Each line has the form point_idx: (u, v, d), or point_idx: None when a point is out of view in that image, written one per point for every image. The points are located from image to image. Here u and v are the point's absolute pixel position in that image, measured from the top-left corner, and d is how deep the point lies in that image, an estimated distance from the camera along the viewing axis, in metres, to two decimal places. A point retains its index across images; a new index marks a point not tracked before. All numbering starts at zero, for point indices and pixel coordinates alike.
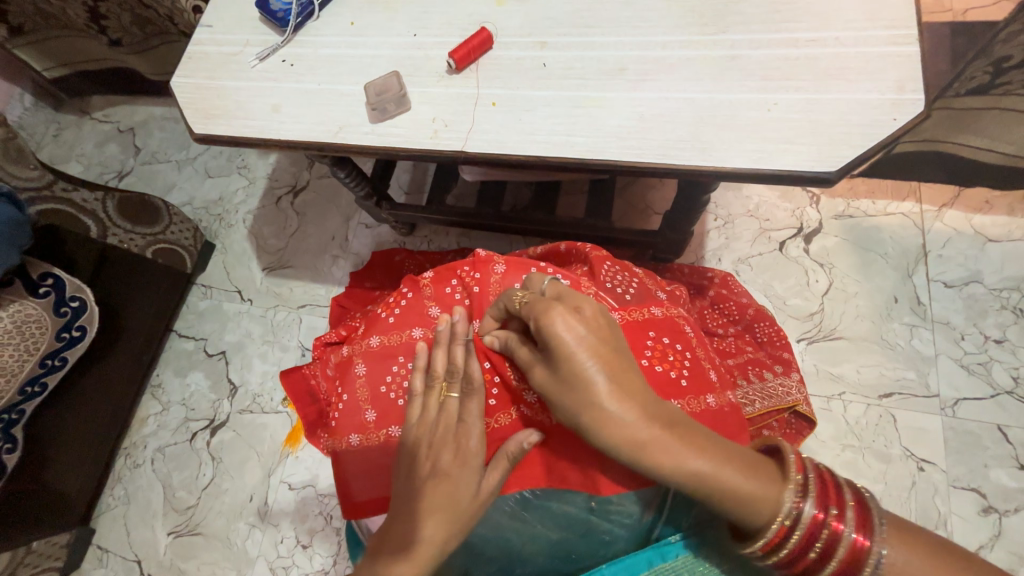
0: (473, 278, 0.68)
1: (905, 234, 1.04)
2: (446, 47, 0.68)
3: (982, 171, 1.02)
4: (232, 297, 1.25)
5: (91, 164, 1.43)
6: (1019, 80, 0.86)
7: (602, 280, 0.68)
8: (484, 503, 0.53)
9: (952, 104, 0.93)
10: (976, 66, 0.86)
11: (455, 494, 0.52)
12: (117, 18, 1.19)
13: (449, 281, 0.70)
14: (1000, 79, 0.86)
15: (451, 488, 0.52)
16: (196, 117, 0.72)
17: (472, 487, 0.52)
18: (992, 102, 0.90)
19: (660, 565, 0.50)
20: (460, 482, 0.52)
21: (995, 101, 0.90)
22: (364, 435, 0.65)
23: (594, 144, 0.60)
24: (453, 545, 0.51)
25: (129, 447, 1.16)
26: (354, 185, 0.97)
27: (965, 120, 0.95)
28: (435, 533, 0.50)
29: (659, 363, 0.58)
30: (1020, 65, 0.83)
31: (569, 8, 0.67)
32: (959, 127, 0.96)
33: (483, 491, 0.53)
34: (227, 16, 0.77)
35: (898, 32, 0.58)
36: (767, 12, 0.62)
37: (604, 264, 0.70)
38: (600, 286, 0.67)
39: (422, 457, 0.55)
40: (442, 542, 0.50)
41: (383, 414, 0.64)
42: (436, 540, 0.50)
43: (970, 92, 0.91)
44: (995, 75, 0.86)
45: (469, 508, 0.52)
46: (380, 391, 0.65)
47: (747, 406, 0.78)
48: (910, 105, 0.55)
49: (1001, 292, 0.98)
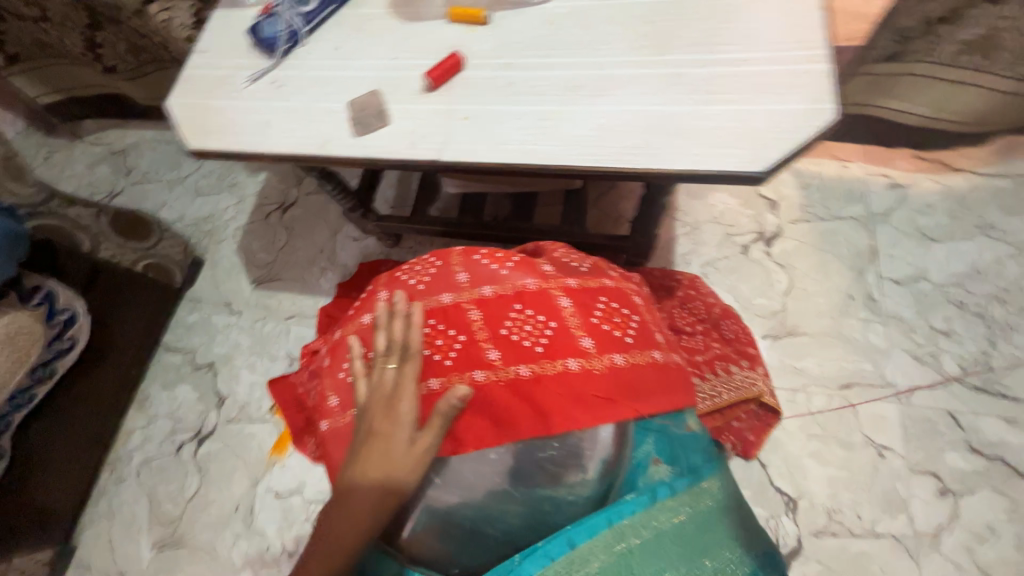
0: (433, 264, 0.72)
1: (857, 236, 1.12)
2: (423, 68, 0.75)
3: (911, 133, 1.13)
4: (221, 310, 1.27)
5: (82, 185, 1.47)
6: (921, 49, 0.99)
7: (558, 258, 0.74)
8: (419, 461, 0.55)
9: (871, 69, 1.08)
10: (883, 37, 1.01)
11: (391, 453, 0.55)
12: (112, 47, 1.27)
13: (403, 272, 0.73)
14: (905, 48, 1.01)
15: (386, 447, 0.56)
16: (191, 133, 0.78)
17: (405, 447, 0.56)
18: (904, 68, 1.04)
19: (620, 524, 0.50)
20: (395, 443, 0.56)
21: (905, 67, 1.03)
22: (331, 419, 0.68)
23: (556, 151, 0.67)
24: (389, 502, 0.54)
25: (114, 461, 1.16)
26: (341, 198, 1.03)
27: (885, 86, 1.09)
28: (371, 487, 0.54)
29: (607, 322, 0.64)
30: (921, 35, 0.97)
31: (532, 33, 0.75)
32: (879, 91, 1.09)
33: (416, 451, 0.56)
34: (222, 42, 0.83)
35: (816, 51, 0.66)
36: (705, 35, 0.70)
37: (559, 249, 0.76)
38: (555, 261, 0.73)
39: (361, 423, 0.59)
40: (380, 498, 0.54)
41: (344, 400, 0.68)
42: (373, 495, 0.54)
43: (884, 58, 1.04)
44: (901, 43, 1.00)
45: (403, 466, 0.55)
46: (340, 377, 0.70)
47: (715, 399, 0.89)
48: (827, 113, 0.63)
49: (947, 287, 1.06)
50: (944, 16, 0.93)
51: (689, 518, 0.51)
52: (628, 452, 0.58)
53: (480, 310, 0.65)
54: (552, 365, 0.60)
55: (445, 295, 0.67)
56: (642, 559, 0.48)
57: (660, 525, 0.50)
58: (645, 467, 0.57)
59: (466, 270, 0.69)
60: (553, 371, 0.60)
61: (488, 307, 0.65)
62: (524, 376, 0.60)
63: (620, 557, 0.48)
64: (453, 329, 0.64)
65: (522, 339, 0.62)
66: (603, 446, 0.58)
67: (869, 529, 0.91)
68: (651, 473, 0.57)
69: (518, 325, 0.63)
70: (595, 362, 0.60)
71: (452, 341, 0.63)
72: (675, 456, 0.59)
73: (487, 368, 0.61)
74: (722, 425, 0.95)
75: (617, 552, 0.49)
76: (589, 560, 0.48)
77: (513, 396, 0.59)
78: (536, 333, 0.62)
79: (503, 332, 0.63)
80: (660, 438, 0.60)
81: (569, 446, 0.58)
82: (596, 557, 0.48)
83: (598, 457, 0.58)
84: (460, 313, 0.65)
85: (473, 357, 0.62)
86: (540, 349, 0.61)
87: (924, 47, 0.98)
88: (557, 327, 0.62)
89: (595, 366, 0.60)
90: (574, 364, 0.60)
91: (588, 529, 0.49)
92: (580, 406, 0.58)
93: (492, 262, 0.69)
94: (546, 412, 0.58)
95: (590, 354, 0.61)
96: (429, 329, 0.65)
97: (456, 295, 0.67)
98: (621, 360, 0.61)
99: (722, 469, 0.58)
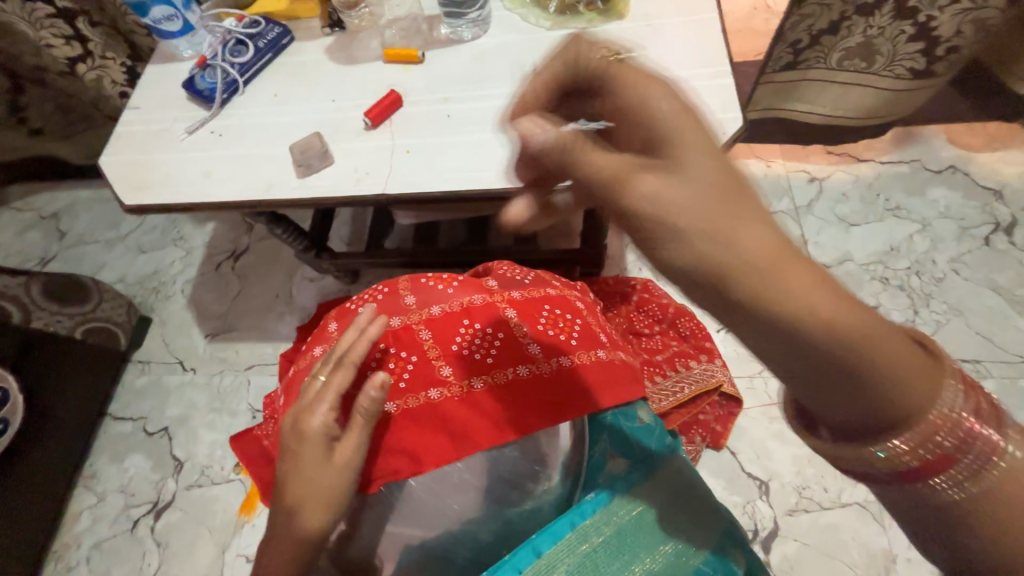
0: (380, 290, 0.73)
1: (787, 228, 1.22)
2: (362, 108, 0.78)
3: (818, 131, 1.26)
4: (172, 369, 1.21)
5: (10, 254, 1.38)
6: (813, 58, 1.12)
7: (503, 274, 0.77)
8: (337, 471, 0.56)
9: (774, 78, 1.19)
10: (779, 50, 1.14)
11: (310, 462, 0.56)
12: (38, 108, 1.23)
13: (352, 302, 0.74)
14: (800, 57, 1.13)
15: (306, 457, 0.56)
16: (127, 189, 0.76)
17: (324, 457, 0.56)
18: (802, 75, 1.16)
19: (582, 525, 0.51)
20: (314, 453, 0.56)
21: (803, 74, 1.16)
22: None
23: (497, 175, 0.70)
24: (310, 511, 0.55)
25: (60, 550, 1.05)
26: (292, 240, 1.02)
27: (790, 91, 1.20)
28: (294, 496, 0.56)
29: (552, 327, 0.67)
30: (810, 46, 1.10)
31: (465, 69, 0.79)
32: (785, 96, 1.21)
33: (335, 461, 0.56)
34: (155, 97, 0.83)
35: (718, 68, 0.74)
36: (622, 60, 0.77)
37: (502, 266, 0.79)
38: (500, 277, 0.75)
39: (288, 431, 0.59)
40: (303, 505, 0.56)
41: None
42: (295, 504, 0.56)
43: (783, 67, 1.17)
44: (796, 54, 1.13)
45: (322, 475, 0.56)
46: None
47: (680, 393, 0.94)
48: (734, 121, 0.70)
49: (870, 266, 1.16)
50: (825, 28, 1.05)
51: (645, 510, 0.53)
52: (585, 451, 0.65)
53: (430, 329, 0.65)
54: (504, 374, 0.62)
55: (394, 317, 0.67)
56: (606, 555, 0.50)
57: (620, 520, 0.52)
58: (602, 465, 0.62)
59: (414, 292, 0.70)
60: (506, 380, 0.62)
61: (437, 325, 0.65)
62: (478, 389, 0.61)
63: (584, 558, 0.49)
64: (404, 351, 0.64)
65: (473, 352, 0.64)
66: (562, 449, 0.63)
67: (836, 500, 0.96)
68: (608, 469, 0.60)
69: (468, 339, 0.64)
70: (544, 366, 0.64)
71: (404, 362, 0.63)
72: (630, 449, 0.61)
73: (441, 385, 0.61)
74: (690, 420, 0.99)
75: (581, 553, 0.49)
76: (555, 565, 0.48)
77: (468, 409, 0.60)
78: (486, 345, 0.64)
79: (454, 348, 0.64)
80: (612, 434, 0.64)
81: (532, 456, 0.62)
82: (562, 562, 0.49)
83: (558, 461, 0.63)
84: (410, 333, 0.65)
85: (426, 376, 0.62)
86: (491, 360, 0.63)
87: (814, 56, 1.11)
88: (506, 336, 0.65)
89: (544, 370, 0.63)
90: (525, 370, 0.63)
91: (552, 535, 0.50)
92: (533, 411, 0.60)
93: (437, 284, 0.70)
94: (501, 421, 0.60)
95: (539, 359, 0.64)
96: (380, 353, 0.64)
97: (404, 317, 0.67)
98: (569, 361, 0.64)
99: (673, 457, 0.59)
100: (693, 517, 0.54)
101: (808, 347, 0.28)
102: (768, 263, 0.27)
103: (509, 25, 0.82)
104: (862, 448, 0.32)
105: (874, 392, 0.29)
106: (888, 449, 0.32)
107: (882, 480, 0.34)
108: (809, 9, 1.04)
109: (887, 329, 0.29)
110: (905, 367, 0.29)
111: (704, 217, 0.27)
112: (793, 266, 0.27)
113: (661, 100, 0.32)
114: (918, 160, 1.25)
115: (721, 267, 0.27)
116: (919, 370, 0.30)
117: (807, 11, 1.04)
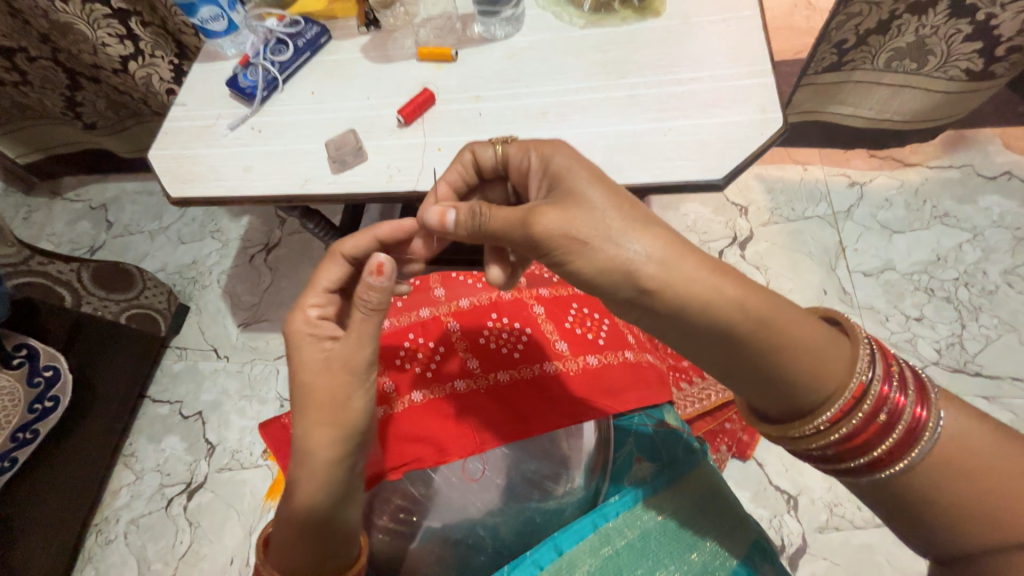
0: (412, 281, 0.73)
1: (824, 234, 1.17)
2: (395, 106, 0.79)
3: (860, 133, 1.21)
4: (207, 356, 1.26)
5: (62, 242, 1.47)
6: (859, 59, 1.06)
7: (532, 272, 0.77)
8: (340, 372, 0.50)
9: (814, 80, 1.13)
10: (823, 49, 1.07)
11: (309, 372, 0.51)
12: (92, 105, 1.30)
13: None
14: (844, 59, 1.07)
15: (303, 368, 0.51)
16: (172, 182, 0.79)
17: (323, 361, 0.51)
18: (844, 76, 1.10)
19: (605, 526, 0.51)
20: (312, 360, 0.51)
21: (846, 76, 1.10)
22: None
23: None
24: (322, 430, 0.49)
25: (100, 522, 1.11)
26: (323, 234, 1.04)
27: (831, 93, 1.15)
28: (301, 421, 0.50)
29: (579, 327, 0.67)
30: (855, 46, 1.04)
31: (496, 68, 0.79)
32: (826, 99, 1.16)
33: (334, 363, 0.50)
34: (199, 95, 0.86)
35: (757, 68, 0.72)
36: (657, 59, 0.75)
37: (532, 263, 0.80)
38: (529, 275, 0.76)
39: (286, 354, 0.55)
40: (310, 428, 0.49)
41: None
42: (303, 429, 0.49)
43: (825, 70, 1.11)
44: (840, 55, 1.06)
45: (321, 382, 0.50)
46: None
47: (708, 400, 0.91)
48: (772, 121, 0.68)
49: (914, 275, 1.11)
50: (874, 27, 0.99)
51: (669, 516, 0.52)
52: (610, 455, 0.62)
53: (457, 321, 0.67)
54: (529, 369, 0.63)
55: (423, 309, 0.68)
56: (628, 559, 0.50)
57: (644, 524, 0.51)
58: (627, 468, 0.60)
59: (445, 285, 0.71)
60: (531, 375, 0.63)
61: (466, 318, 0.67)
62: (504, 382, 0.62)
63: (606, 560, 0.49)
64: (432, 342, 0.65)
65: (500, 348, 0.65)
66: (586, 451, 0.62)
67: (870, 519, 0.92)
68: (635, 473, 0.59)
69: (495, 333, 0.66)
70: (570, 364, 0.64)
71: (432, 352, 0.64)
72: (658, 452, 0.60)
73: (468, 377, 0.62)
74: (715, 427, 0.96)
75: (604, 555, 0.50)
76: (578, 565, 0.49)
77: (496, 405, 0.60)
78: (513, 341, 0.65)
79: (482, 340, 0.65)
80: (639, 440, 0.62)
81: (557, 455, 0.61)
82: (584, 561, 0.49)
83: (583, 460, 0.62)
84: (439, 326, 0.66)
85: (453, 367, 0.63)
86: (518, 355, 0.64)
87: (860, 57, 1.05)
88: (533, 332, 0.66)
89: (570, 368, 0.63)
90: (552, 367, 0.63)
91: (576, 534, 0.50)
92: (556, 409, 0.60)
93: (467, 278, 0.72)
94: (524, 415, 0.60)
95: (565, 356, 0.64)
96: (408, 342, 0.65)
97: (433, 309, 0.68)
98: (595, 360, 0.65)
99: (700, 463, 0.57)
100: (721, 526, 0.53)
101: (712, 323, 0.39)
102: (673, 255, 0.39)
103: (542, 24, 0.82)
104: (803, 426, 0.42)
105: (784, 362, 0.40)
106: (825, 418, 0.41)
107: (835, 449, 0.43)
108: (857, 8, 0.97)
109: (777, 305, 0.40)
110: (803, 335, 0.40)
111: (617, 218, 0.39)
112: (691, 257, 0.39)
113: (558, 159, 0.44)
114: (969, 166, 1.19)
115: (630, 262, 0.39)
116: (814, 340, 0.41)
117: (857, 10, 0.98)
